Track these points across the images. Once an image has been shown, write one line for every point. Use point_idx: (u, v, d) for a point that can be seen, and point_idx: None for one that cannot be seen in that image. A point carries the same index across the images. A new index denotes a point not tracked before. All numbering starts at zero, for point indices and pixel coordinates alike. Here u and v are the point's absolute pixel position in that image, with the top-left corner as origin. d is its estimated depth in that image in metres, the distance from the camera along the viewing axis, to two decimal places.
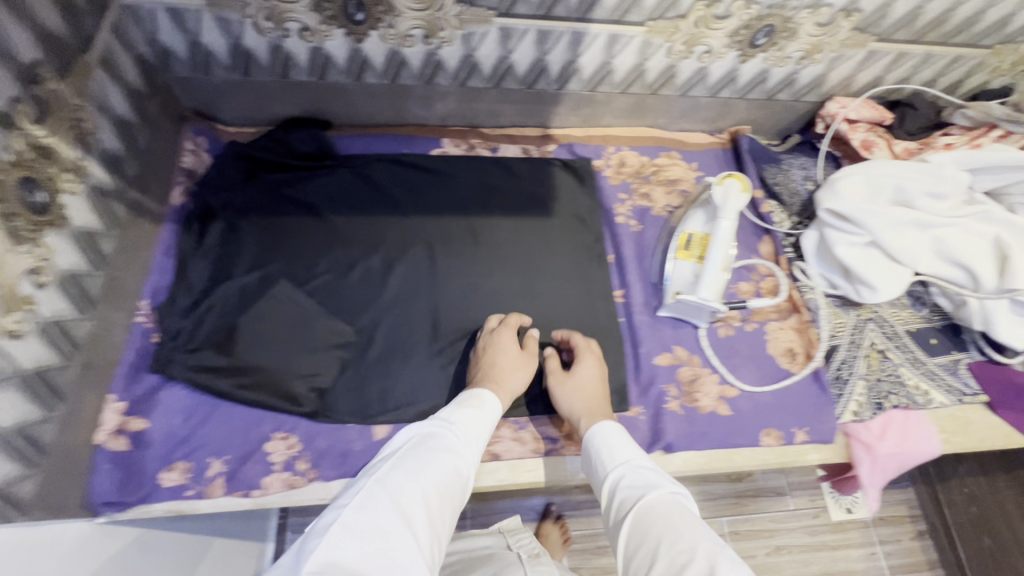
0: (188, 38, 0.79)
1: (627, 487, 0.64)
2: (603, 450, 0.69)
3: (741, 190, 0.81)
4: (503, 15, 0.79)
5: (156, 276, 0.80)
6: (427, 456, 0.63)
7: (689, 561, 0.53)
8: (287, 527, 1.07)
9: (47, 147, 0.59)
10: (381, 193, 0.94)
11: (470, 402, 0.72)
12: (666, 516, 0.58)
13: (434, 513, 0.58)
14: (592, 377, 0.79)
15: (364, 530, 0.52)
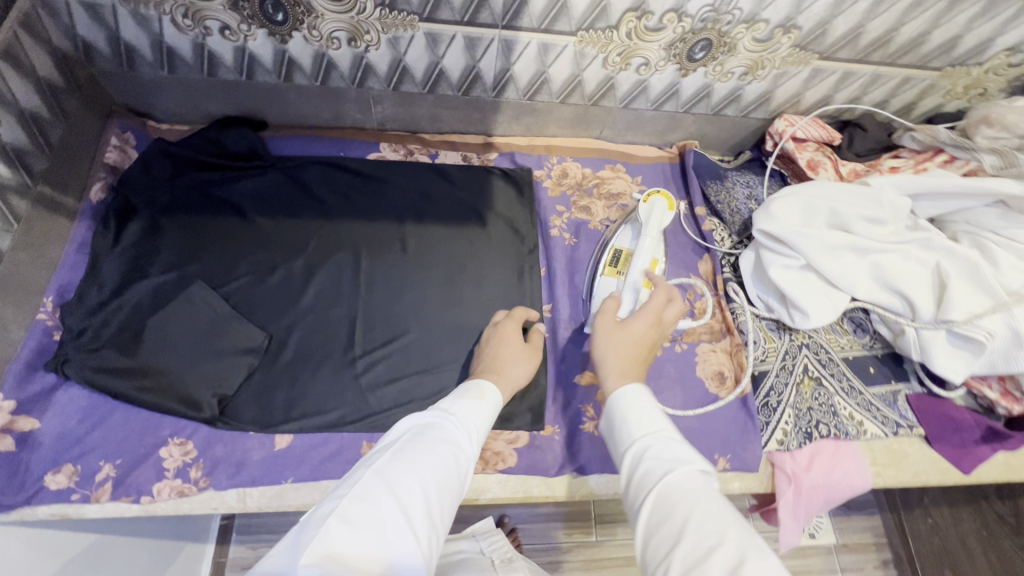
0: (107, 33, 0.78)
1: (651, 460, 0.51)
2: (626, 416, 0.56)
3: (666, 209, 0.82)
4: (426, 20, 0.77)
5: (66, 272, 0.79)
6: (433, 444, 0.54)
7: (720, 548, 0.41)
8: (229, 530, 1.06)
9: None
10: (310, 196, 0.92)
11: (472, 392, 0.63)
12: (696, 495, 0.46)
13: (438, 510, 0.50)
14: (640, 337, 0.69)
15: (364, 527, 0.44)
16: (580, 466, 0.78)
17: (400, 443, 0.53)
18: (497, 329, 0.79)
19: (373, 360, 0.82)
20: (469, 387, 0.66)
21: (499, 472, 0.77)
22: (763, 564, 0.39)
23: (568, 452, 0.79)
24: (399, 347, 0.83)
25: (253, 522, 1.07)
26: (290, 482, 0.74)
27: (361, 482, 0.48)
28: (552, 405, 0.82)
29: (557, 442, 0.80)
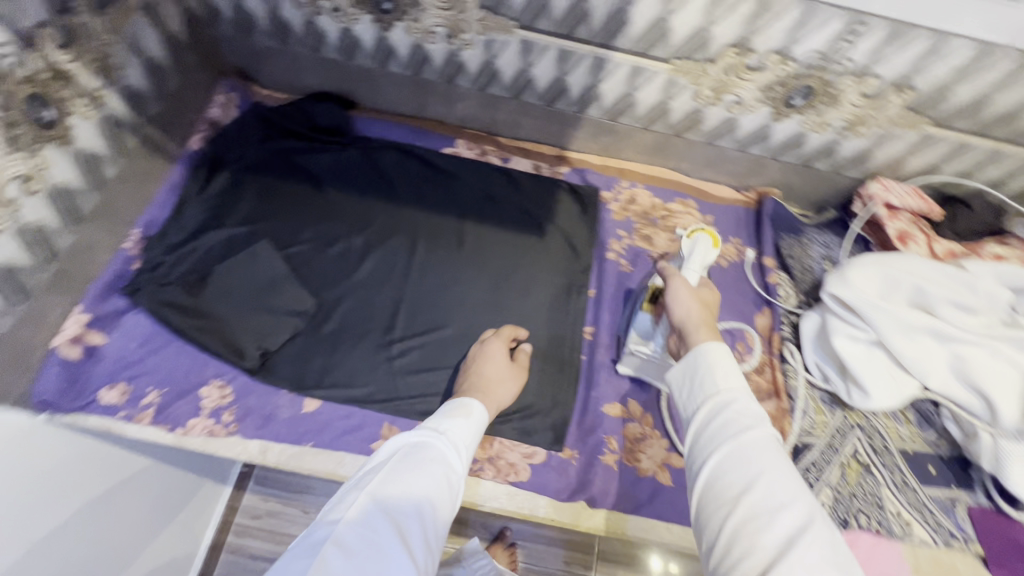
0: (234, 1, 0.85)
1: (735, 415, 0.50)
2: (712, 367, 0.54)
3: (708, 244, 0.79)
4: (525, 28, 0.79)
5: (155, 210, 0.85)
6: (427, 467, 0.53)
7: (790, 511, 0.44)
8: (249, 477, 1.11)
9: (67, 71, 0.66)
10: (383, 178, 0.96)
11: (459, 410, 0.63)
12: (772, 458, 0.47)
13: (432, 534, 0.50)
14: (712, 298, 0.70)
15: (359, 559, 0.44)
16: (591, 497, 0.75)
17: (391, 466, 0.52)
18: (484, 349, 0.77)
19: (408, 347, 0.83)
20: (456, 405, 0.65)
21: (509, 484, 0.76)
22: (827, 533, 0.43)
23: (582, 480, 0.76)
24: (436, 339, 0.84)
25: (272, 476, 1.11)
26: (311, 447, 0.75)
27: (355, 509, 0.47)
28: (575, 429, 0.80)
29: (573, 467, 0.77)
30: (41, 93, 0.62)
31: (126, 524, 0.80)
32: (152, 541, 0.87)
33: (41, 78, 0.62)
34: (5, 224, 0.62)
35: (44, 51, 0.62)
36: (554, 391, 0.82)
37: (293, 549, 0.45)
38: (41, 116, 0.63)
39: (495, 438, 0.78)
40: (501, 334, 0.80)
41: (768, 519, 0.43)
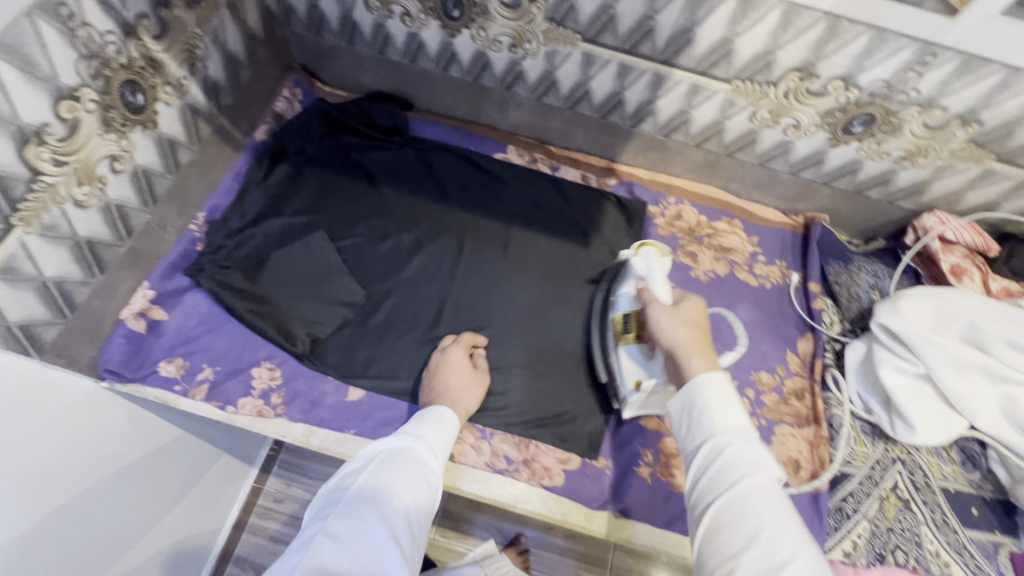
0: (309, 1, 0.89)
1: (731, 458, 0.52)
2: (707, 405, 0.56)
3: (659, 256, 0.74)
4: (589, 41, 0.80)
5: (220, 195, 0.89)
6: (406, 467, 0.62)
7: (792, 561, 0.45)
8: (275, 461, 1.14)
9: (159, 60, 0.69)
10: (434, 178, 0.98)
11: (432, 417, 0.70)
12: (771, 506, 0.48)
13: (414, 522, 0.58)
14: (699, 311, 0.67)
15: (347, 541, 0.52)
16: (624, 508, 0.75)
17: (372, 468, 0.60)
18: (443, 359, 0.79)
19: None
20: (431, 411, 0.72)
21: (544, 488, 0.76)
22: None
23: (616, 490, 0.77)
24: None
25: (297, 461, 1.14)
26: (353, 434, 0.77)
27: (342, 504, 0.56)
28: (610, 439, 0.81)
29: (607, 476, 0.78)
30: (134, 79, 0.66)
31: (145, 492, 0.83)
32: (173, 508, 0.90)
33: (136, 64, 0.66)
34: (92, 200, 0.65)
35: (142, 40, 0.66)
36: (591, 399, 0.83)
37: (292, 544, 0.53)
38: (133, 100, 0.67)
39: (532, 441, 0.79)
40: (448, 343, 0.82)
41: None
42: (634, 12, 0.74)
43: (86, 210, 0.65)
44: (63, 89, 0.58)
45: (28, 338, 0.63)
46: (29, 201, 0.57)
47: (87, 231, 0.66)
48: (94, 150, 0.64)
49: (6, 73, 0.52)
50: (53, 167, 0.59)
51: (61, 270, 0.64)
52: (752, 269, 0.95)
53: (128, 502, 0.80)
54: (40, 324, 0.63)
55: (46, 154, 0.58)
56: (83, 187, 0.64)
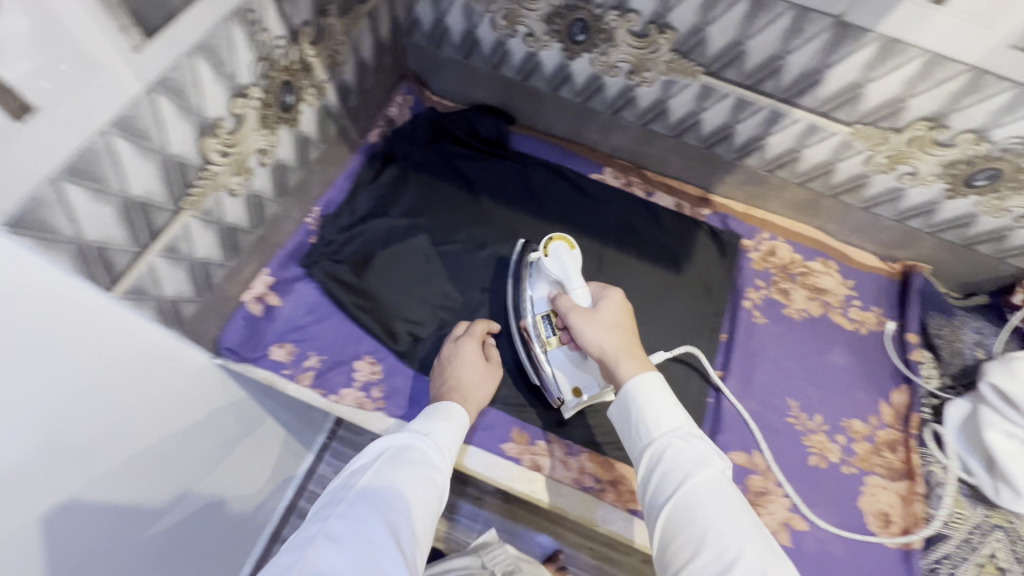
0: (436, 15, 0.92)
1: (673, 460, 0.56)
2: (643, 411, 0.60)
3: (571, 251, 0.75)
4: (711, 75, 0.82)
5: (334, 192, 0.94)
6: (412, 467, 0.59)
7: (736, 554, 0.49)
8: (328, 449, 1.19)
9: (309, 63, 0.73)
10: (531, 193, 1.01)
11: (439, 413, 0.68)
12: (714, 504, 0.53)
13: (419, 528, 0.56)
14: (620, 308, 0.71)
15: (348, 545, 0.49)
16: None
17: (376, 467, 0.58)
18: (456, 350, 0.79)
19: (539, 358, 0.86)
20: (438, 408, 0.70)
21: (630, 512, 0.76)
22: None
23: None
24: None
25: (351, 452, 1.18)
26: None
27: (343, 504, 0.54)
28: None
29: None
30: (290, 81, 0.71)
31: (204, 452, 0.80)
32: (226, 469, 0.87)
33: (293, 67, 0.70)
34: (240, 189, 0.70)
35: (301, 45, 0.70)
36: None
37: (289, 542, 0.51)
38: (285, 99, 0.71)
39: (617, 462, 0.80)
40: (474, 332, 0.81)
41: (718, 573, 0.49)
42: (765, 51, 0.75)
43: (235, 199, 0.70)
44: (238, 86, 0.62)
45: (172, 312, 0.67)
46: (195, 187, 0.62)
47: (232, 219, 0.71)
48: (248, 144, 0.68)
49: (201, 71, 0.56)
50: (218, 157, 0.63)
51: (207, 253, 0.69)
52: (847, 312, 0.94)
53: (175, 468, 0.74)
54: (183, 300, 0.68)
55: (215, 146, 0.62)
56: (237, 177, 0.68)
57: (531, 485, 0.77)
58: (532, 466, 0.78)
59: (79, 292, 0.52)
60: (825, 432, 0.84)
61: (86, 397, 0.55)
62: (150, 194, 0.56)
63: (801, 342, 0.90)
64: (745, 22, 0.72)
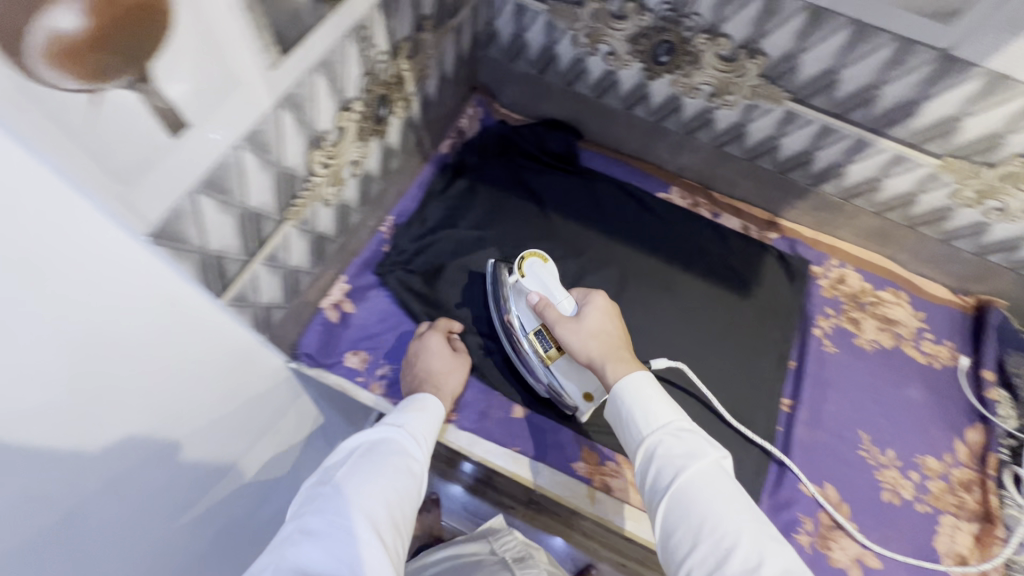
0: (515, 30, 0.93)
1: (666, 455, 0.55)
2: (633, 408, 0.59)
3: (546, 264, 0.74)
4: (797, 101, 0.81)
5: (406, 202, 0.96)
6: (385, 458, 0.61)
7: (733, 543, 0.49)
8: None
9: (403, 77, 0.74)
10: (598, 209, 1.01)
11: (415, 406, 0.70)
12: (708, 494, 0.52)
13: (397, 516, 0.57)
14: (603, 312, 0.69)
15: (324, 538, 0.51)
16: None
17: (350, 462, 0.59)
18: (424, 342, 0.80)
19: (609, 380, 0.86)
20: (413, 401, 0.71)
21: None
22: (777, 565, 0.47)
23: None
24: None
25: None
26: (516, 451, 0.79)
27: (318, 501, 0.55)
28: (768, 499, 0.80)
29: None
30: (386, 95, 0.72)
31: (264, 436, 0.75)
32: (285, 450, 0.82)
33: (390, 82, 0.71)
34: (333, 200, 0.71)
35: (399, 60, 0.71)
36: (747, 454, 0.83)
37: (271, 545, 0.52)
38: (379, 113, 0.72)
39: None
40: (443, 326, 0.83)
41: (717, 563, 0.48)
42: (860, 80, 0.74)
43: (328, 209, 0.71)
44: (345, 100, 0.63)
45: (263, 319, 0.68)
46: (299, 198, 0.63)
47: (323, 228, 0.72)
48: (345, 156, 0.69)
49: (319, 87, 0.56)
50: (321, 169, 0.64)
51: (299, 260, 0.70)
52: (919, 345, 0.92)
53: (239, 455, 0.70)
54: (274, 307, 0.69)
55: (319, 159, 0.63)
56: (332, 189, 0.69)
57: (601, 506, 0.76)
58: (602, 487, 0.78)
59: (158, 278, 0.47)
60: (898, 468, 0.82)
61: (180, 402, 0.55)
62: (264, 206, 0.57)
63: (874, 373, 0.89)
64: (843, 51, 0.71)
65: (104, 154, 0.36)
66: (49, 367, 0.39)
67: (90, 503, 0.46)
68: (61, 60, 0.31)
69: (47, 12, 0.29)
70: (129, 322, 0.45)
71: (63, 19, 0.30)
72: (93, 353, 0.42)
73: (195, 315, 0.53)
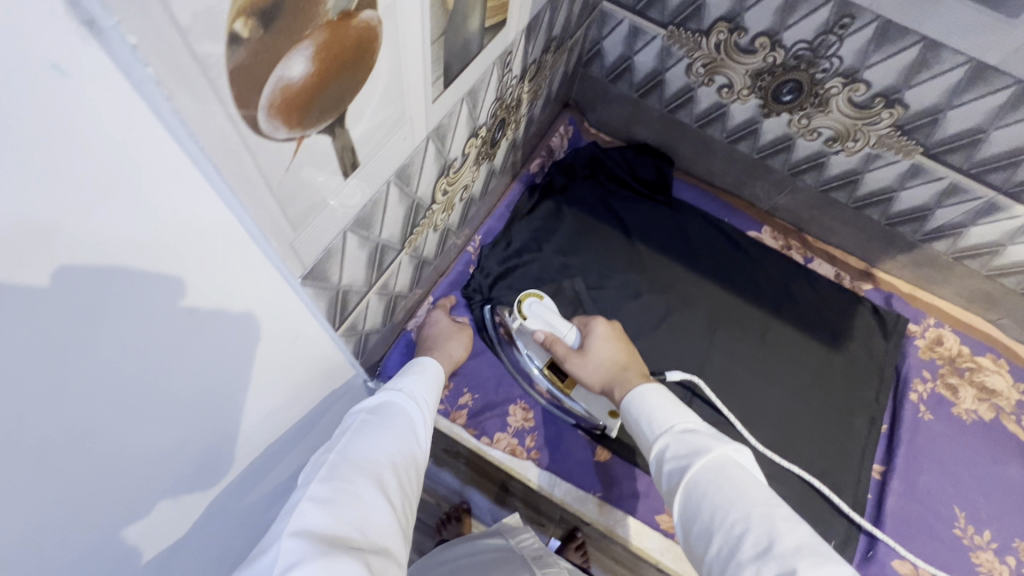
0: (624, 51, 0.88)
1: (671, 457, 0.50)
2: (641, 419, 0.55)
3: (543, 301, 0.72)
4: (928, 155, 0.76)
5: (492, 221, 0.93)
6: (389, 422, 0.54)
7: (744, 530, 0.41)
8: None
9: (521, 99, 0.71)
10: (687, 244, 0.96)
11: (410, 372, 0.63)
12: (713, 485, 0.45)
13: (405, 481, 0.50)
14: (604, 343, 0.67)
15: (334, 501, 0.42)
16: None
17: (354, 427, 0.52)
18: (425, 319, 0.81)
19: None
20: (411, 367, 0.65)
21: None
22: (797, 544, 0.39)
23: None
24: (725, 431, 0.83)
25: None
26: (594, 495, 0.76)
27: (325, 464, 0.46)
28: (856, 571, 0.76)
29: None
30: (505, 119, 0.68)
31: None
32: None
33: (511, 105, 0.67)
34: (441, 225, 0.68)
35: (523, 83, 0.67)
36: (834, 521, 0.79)
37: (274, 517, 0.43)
38: (495, 136, 0.69)
39: None
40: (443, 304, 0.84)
41: (732, 555, 0.41)
42: (1010, 143, 0.68)
43: (435, 234, 0.68)
44: (476, 127, 0.59)
45: (362, 345, 0.66)
46: (418, 226, 0.60)
47: (428, 253, 0.69)
48: (460, 182, 0.66)
49: (461, 115, 0.53)
50: (441, 197, 0.61)
51: (402, 286, 0.67)
52: (1020, 420, 0.87)
53: None
54: (374, 332, 0.66)
55: (442, 186, 0.59)
56: (443, 215, 0.66)
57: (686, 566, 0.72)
58: None
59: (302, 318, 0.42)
60: (994, 550, 0.78)
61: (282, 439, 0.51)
62: (392, 237, 0.54)
63: (967, 446, 0.85)
64: (999, 112, 0.66)
65: (287, 203, 0.33)
66: (192, 424, 0.35)
67: (182, 549, 0.43)
68: (281, 109, 0.28)
69: (284, 61, 0.26)
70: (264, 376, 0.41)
71: (295, 66, 0.27)
72: (223, 404, 0.38)
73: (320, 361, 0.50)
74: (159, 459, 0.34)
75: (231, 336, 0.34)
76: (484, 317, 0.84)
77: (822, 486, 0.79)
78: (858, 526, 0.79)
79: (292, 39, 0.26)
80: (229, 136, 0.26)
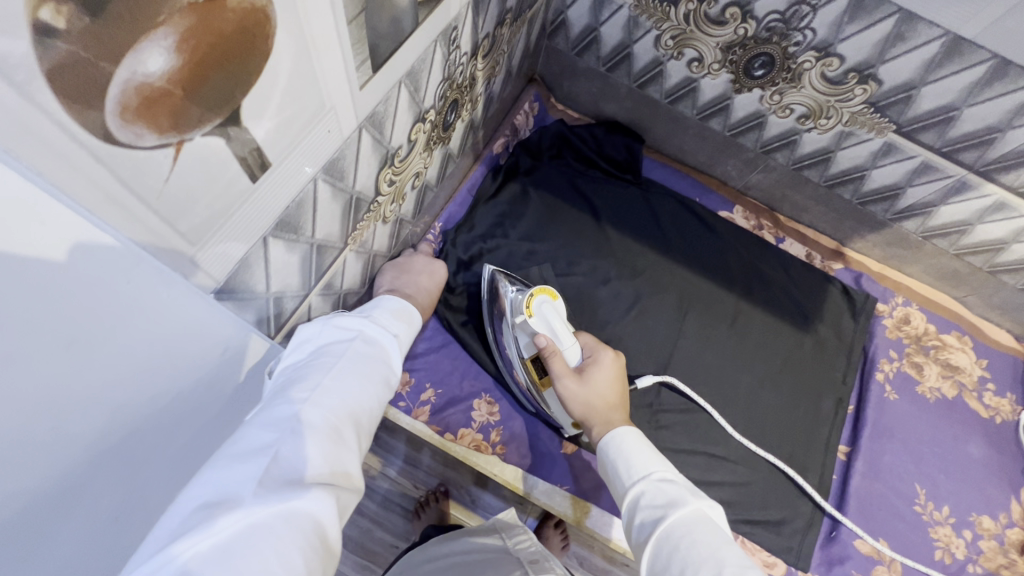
0: (589, 22, 0.83)
1: (647, 506, 0.49)
2: (617, 462, 0.54)
3: (554, 304, 0.68)
4: (900, 133, 0.73)
5: (454, 207, 0.89)
6: (377, 362, 0.52)
7: None
8: None
9: (476, 77, 0.65)
10: (657, 226, 0.93)
11: (399, 313, 0.60)
12: (689, 542, 0.45)
13: (372, 426, 0.49)
14: (605, 379, 0.63)
15: (316, 434, 0.42)
16: None
17: (348, 351, 0.50)
18: (400, 260, 0.76)
19: (663, 423, 0.81)
20: (401, 308, 0.62)
21: None
22: None
23: None
24: (694, 417, 0.82)
25: None
26: (565, 490, 0.74)
27: (314, 387, 0.45)
28: (820, 552, 0.77)
29: None
30: (458, 98, 0.63)
31: None
32: None
33: (465, 83, 0.62)
34: (391, 216, 0.64)
35: (476, 59, 0.62)
36: (800, 503, 0.79)
37: (253, 419, 0.42)
38: (449, 118, 0.64)
39: (742, 537, 0.76)
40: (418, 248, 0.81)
41: None
42: (983, 121, 0.66)
43: (384, 226, 0.64)
44: (422, 111, 0.54)
45: None
46: (362, 221, 0.56)
47: (378, 245, 0.65)
48: (411, 168, 0.61)
49: (401, 100, 0.48)
50: (387, 187, 0.56)
51: (350, 283, 0.63)
52: (981, 397, 0.88)
53: None
54: None
55: (387, 177, 0.55)
56: (392, 206, 0.62)
57: None
58: None
59: (190, 324, 0.38)
60: (952, 525, 0.79)
61: None
62: (329, 236, 0.50)
63: (929, 424, 0.86)
64: (973, 89, 0.63)
65: (165, 203, 0.29)
66: (64, 455, 0.32)
67: None
68: (141, 112, 0.25)
69: (137, 52, 0.23)
70: (158, 405, 0.38)
71: (152, 61, 0.24)
72: (104, 433, 0.34)
73: (236, 376, 0.47)
74: (31, 503, 0.31)
75: (103, 368, 0.32)
76: (486, 283, 0.78)
77: (787, 468, 0.79)
78: (822, 509, 0.79)
79: (138, 27, 0.22)
80: (59, 142, 0.23)
